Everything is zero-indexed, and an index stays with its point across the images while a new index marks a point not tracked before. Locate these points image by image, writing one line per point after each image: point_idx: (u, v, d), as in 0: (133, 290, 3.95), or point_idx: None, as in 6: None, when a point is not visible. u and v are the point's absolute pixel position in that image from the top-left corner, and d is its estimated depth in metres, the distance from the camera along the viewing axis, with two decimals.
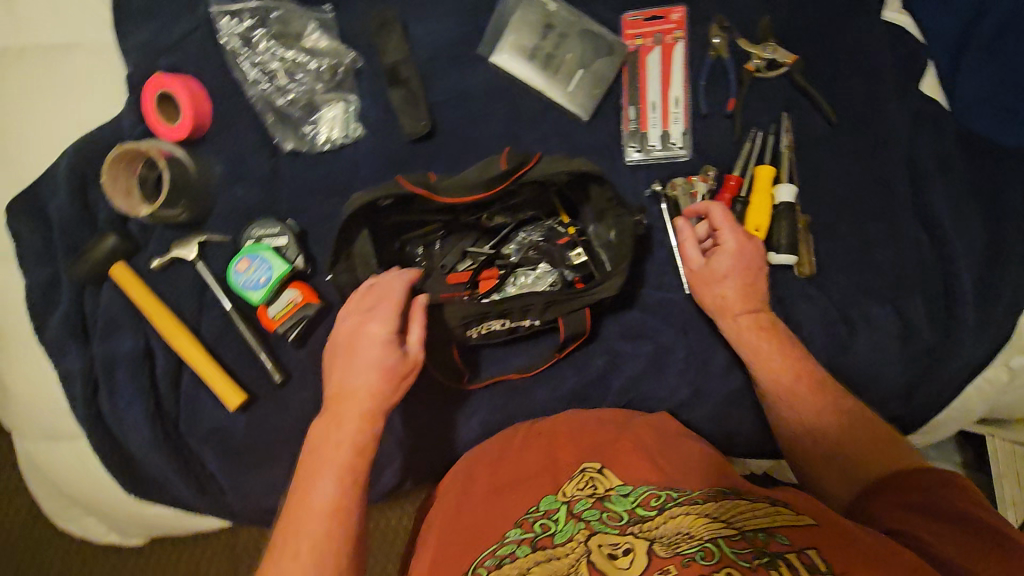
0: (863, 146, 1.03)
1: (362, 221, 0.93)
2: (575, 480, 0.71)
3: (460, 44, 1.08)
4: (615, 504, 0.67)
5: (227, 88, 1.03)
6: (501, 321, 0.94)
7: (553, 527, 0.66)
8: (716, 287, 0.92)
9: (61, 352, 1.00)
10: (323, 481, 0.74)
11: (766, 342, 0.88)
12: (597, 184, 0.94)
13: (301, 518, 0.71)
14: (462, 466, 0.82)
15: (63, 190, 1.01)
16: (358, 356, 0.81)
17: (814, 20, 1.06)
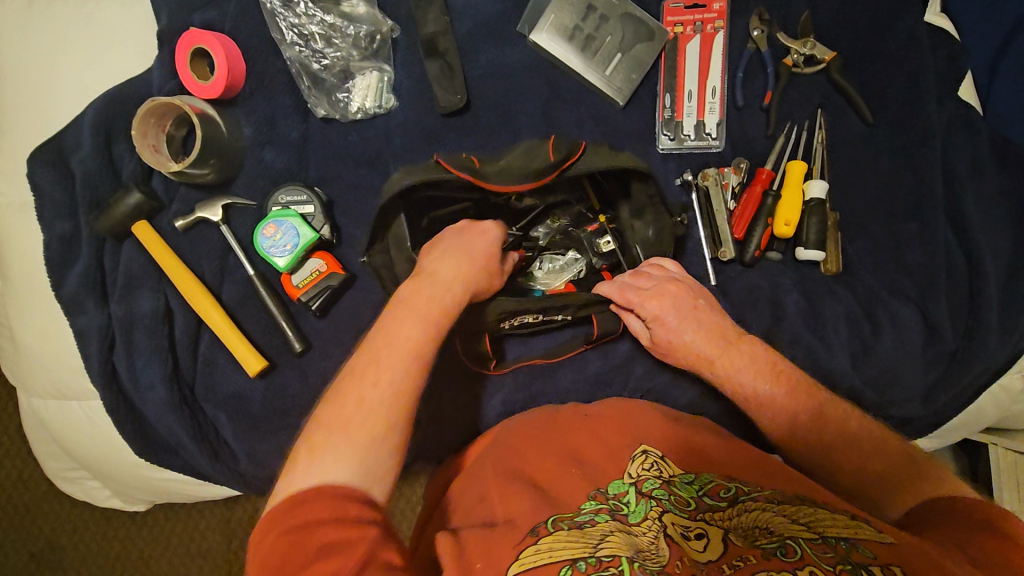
0: (898, 147, 1.03)
1: (399, 205, 0.92)
2: (638, 458, 0.72)
3: (499, 20, 1.06)
4: (683, 490, 0.68)
5: (261, 50, 1.01)
6: (534, 315, 0.94)
7: (626, 506, 0.66)
8: (688, 362, 0.89)
9: (78, 308, 0.98)
10: (403, 347, 0.74)
11: (768, 385, 0.83)
12: (638, 180, 0.93)
13: (381, 378, 0.71)
14: (510, 437, 0.82)
15: (88, 142, 0.98)
16: (462, 261, 0.84)
17: (858, 16, 1.05)
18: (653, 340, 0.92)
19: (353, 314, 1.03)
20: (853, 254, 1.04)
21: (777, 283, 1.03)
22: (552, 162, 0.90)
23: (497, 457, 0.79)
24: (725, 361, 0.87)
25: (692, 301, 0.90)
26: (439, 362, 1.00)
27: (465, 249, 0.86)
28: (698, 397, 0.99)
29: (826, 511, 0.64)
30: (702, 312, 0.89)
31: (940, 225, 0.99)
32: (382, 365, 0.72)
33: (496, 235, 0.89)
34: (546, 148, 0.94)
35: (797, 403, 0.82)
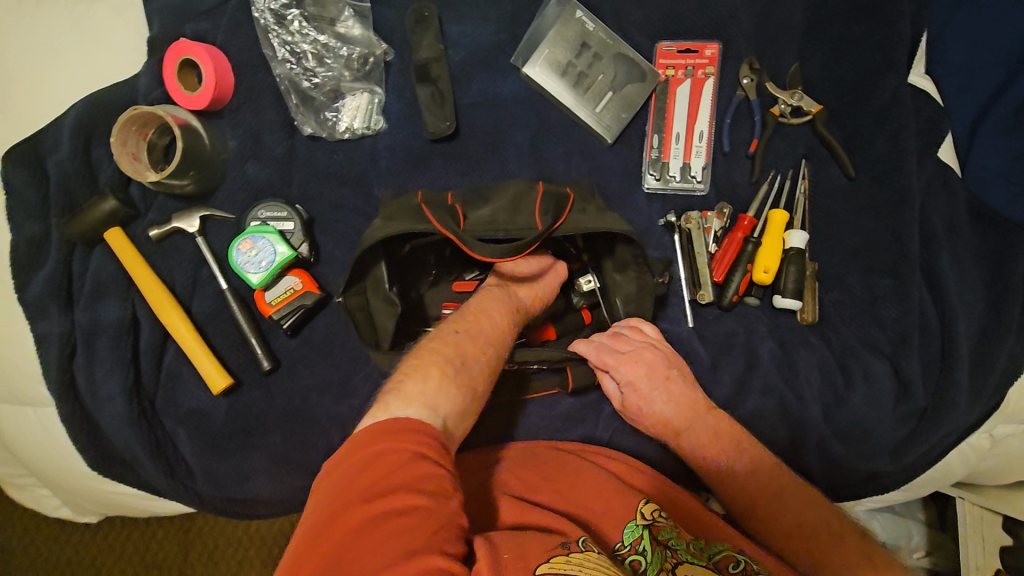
0: (879, 202, 1.03)
1: (380, 252, 0.91)
2: (653, 507, 0.79)
3: (494, 50, 1.07)
4: (697, 550, 0.73)
5: (252, 64, 1.01)
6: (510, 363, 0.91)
7: (643, 553, 0.70)
8: (653, 428, 0.90)
9: (41, 313, 0.96)
10: (483, 355, 0.80)
11: (734, 459, 0.85)
12: (625, 243, 0.93)
13: (459, 365, 0.76)
14: (536, 463, 0.87)
15: (67, 145, 0.96)
16: (535, 292, 0.92)
17: (845, 72, 1.07)
18: (622, 401, 0.93)
19: (326, 335, 1.02)
20: (829, 306, 1.04)
21: (753, 329, 1.03)
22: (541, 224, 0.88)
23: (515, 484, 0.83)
24: (688, 431, 0.88)
25: (665, 370, 0.90)
26: None
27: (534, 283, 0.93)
28: None
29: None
30: (675, 381, 0.90)
31: (915, 283, 1.00)
32: (467, 358, 0.77)
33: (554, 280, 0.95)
34: (534, 198, 0.93)
35: (753, 474, 0.83)
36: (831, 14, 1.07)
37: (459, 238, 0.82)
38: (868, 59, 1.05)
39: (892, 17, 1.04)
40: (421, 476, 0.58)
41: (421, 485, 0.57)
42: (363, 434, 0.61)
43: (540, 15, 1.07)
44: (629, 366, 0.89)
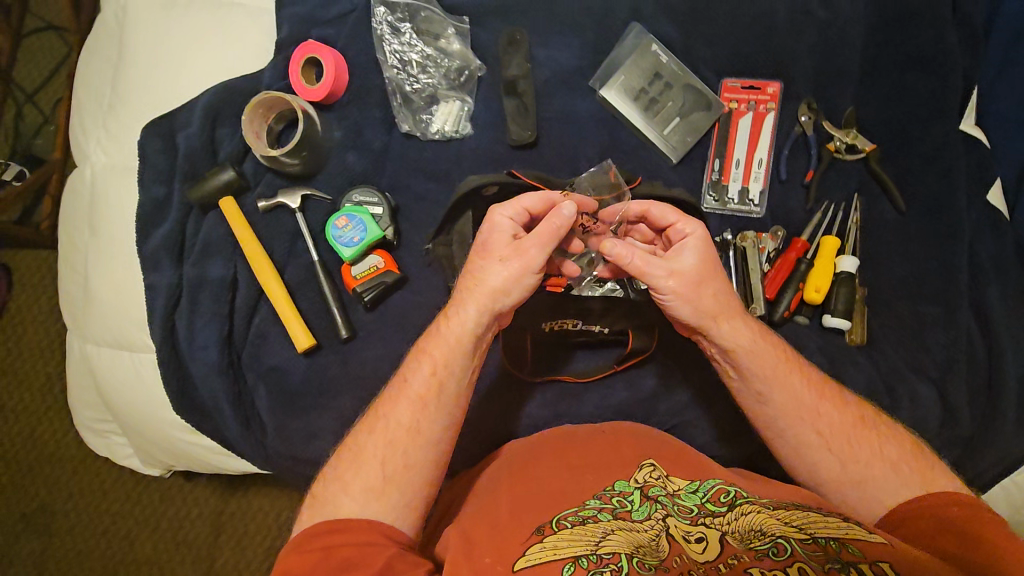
0: (929, 235, 1.10)
1: (466, 206, 1.05)
2: (646, 469, 0.82)
3: (575, 73, 1.18)
4: (685, 500, 0.77)
5: (364, 69, 1.15)
6: (573, 322, 1.05)
7: (630, 505, 0.76)
8: (707, 290, 0.83)
9: (155, 266, 1.08)
10: (395, 431, 0.81)
11: (781, 364, 0.85)
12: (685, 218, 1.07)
13: (389, 429, 0.81)
14: (524, 450, 0.92)
15: (197, 122, 1.10)
16: (479, 299, 0.83)
17: (900, 115, 1.15)
18: (684, 273, 0.82)
19: (399, 312, 1.10)
20: (876, 330, 1.09)
21: (802, 345, 1.08)
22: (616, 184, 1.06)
23: (515, 461, 0.90)
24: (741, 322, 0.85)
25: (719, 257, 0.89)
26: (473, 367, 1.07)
27: (475, 263, 0.85)
28: (714, 440, 1.05)
29: (818, 515, 0.73)
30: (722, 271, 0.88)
31: (963, 314, 1.05)
32: (377, 442, 0.81)
33: (495, 257, 0.83)
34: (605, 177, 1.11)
35: (776, 359, 0.85)
36: (889, 63, 1.16)
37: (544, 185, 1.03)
38: (923, 105, 1.13)
39: (947, 69, 1.13)
40: (347, 558, 0.71)
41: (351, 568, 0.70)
42: (297, 536, 0.75)
43: (619, 46, 1.19)
44: (670, 208, 0.87)
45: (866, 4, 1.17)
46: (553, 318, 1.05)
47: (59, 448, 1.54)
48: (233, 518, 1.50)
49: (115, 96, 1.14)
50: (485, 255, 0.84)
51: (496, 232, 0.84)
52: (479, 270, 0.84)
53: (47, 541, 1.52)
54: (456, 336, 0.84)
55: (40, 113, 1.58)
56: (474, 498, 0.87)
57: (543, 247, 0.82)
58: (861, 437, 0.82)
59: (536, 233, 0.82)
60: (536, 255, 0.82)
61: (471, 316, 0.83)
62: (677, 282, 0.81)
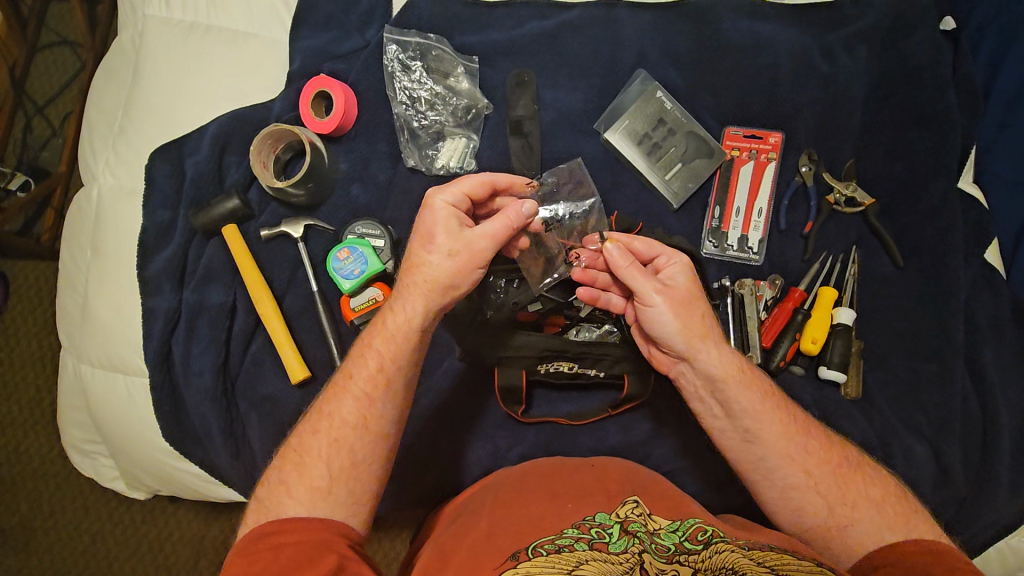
0: (927, 291, 1.10)
1: None
2: (630, 505, 0.82)
3: (582, 115, 1.20)
4: (664, 539, 0.76)
5: (374, 104, 1.17)
6: (569, 364, 1.03)
7: (608, 536, 0.76)
8: (696, 305, 0.86)
9: (154, 290, 1.08)
10: (341, 428, 0.81)
11: (767, 404, 0.86)
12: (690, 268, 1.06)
13: (332, 418, 0.81)
14: (512, 480, 0.93)
15: (206, 149, 1.11)
16: (426, 291, 0.82)
17: (899, 170, 1.16)
18: (675, 296, 0.85)
19: None
20: (873, 384, 1.09)
21: (797, 396, 1.08)
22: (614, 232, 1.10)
23: (500, 494, 0.90)
24: (725, 351, 0.87)
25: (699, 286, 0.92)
26: (470, 405, 1.07)
27: (418, 244, 0.83)
28: (708, 489, 1.04)
29: (792, 558, 0.71)
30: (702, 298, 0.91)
31: (960, 372, 1.05)
32: (322, 438, 0.80)
33: (439, 242, 0.81)
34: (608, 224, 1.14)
35: (753, 389, 0.86)
36: (887, 119, 1.19)
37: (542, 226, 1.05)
38: (922, 162, 1.15)
39: (946, 128, 1.14)
40: (292, 556, 0.71)
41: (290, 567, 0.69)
42: (245, 537, 0.75)
43: (624, 92, 1.21)
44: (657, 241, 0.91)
45: (867, 62, 1.20)
46: (546, 357, 1.02)
47: (44, 463, 1.52)
48: (217, 543, 1.47)
49: (126, 119, 1.16)
50: (428, 245, 0.82)
51: (437, 223, 0.82)
52: (420, 263, 0.83)
53: (25, 559, 1.50)
54: (403, 330, 0.83)
55: (49, 126, 1.60)
56: (454, 523, 0.87)
57: (497, 240, 0.82)
58: (820, 458, 0.84)
59: (491, 227, 0.82)
60: (486, 250, 0.82)
61: (417, 311, 0.82)
62: (667, 298, 0.84)
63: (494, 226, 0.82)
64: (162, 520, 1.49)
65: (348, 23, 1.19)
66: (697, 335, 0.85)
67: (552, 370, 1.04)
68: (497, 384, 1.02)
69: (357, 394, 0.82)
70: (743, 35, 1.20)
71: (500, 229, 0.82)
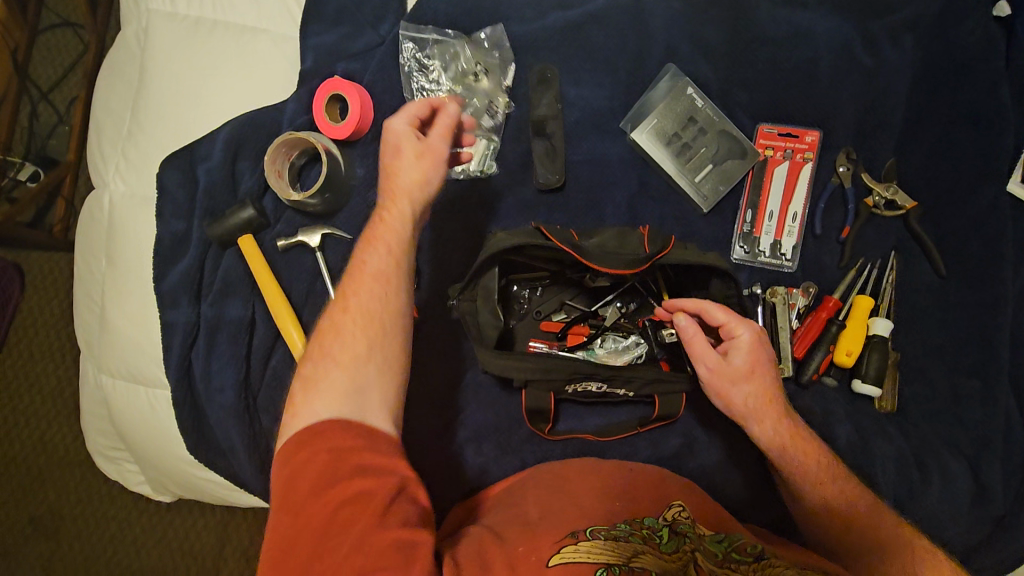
0: (971, 302, 1.06)
1: (493, 261, 0.96)
2: (677, 510, 0.80)
3: (607, 112, 1.15)
4: (713, 545, 0.74)
5: (390, 105, 1.12)
6: (597, 384, 0.99)
7: (660, 537, 0.73)
8: (762, 367, 0.86)
9: (172, 303, 1.06)
10: (362, 310, 0.79)
11: (809, 457, 0.86)
12: (720, 280, 0.99)
13: (344, 311, 0.79)
14: (550, 468, 0.90)
15: (219, 157, 1.08)
16: (408, 191, 0.84)
17: (944, 173, 1.10)
18: (716, 375, 0.87)
19: (418, 356, 1.07)
20: (908, 398, 1.06)
21: (832, 410, 1.04)
22: (648, 253, 0.95)
23: (543, 479, 0.87)
24: (776, 422, 0.86)
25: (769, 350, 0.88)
26: (495, 419, 1.06)
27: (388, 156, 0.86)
28: (739, 506, 1.02)
29: None
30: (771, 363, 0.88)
31: (1002, 388, 1.01)
32: (346, 321, 0.78)
33: (407, 140, 0.85)
34: (639, 235, 1.01)
35: (798, 448, 0.86)
36: (934, 116, 1.12)
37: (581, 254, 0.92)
38: (970, 163, 1.09)
39: (997, 128, 1.08)
40: (358, 468, 0.68)
41: (359, 473, 0.67)
42: (292, 443, 0.70)
43: (652, 89, 1.15)
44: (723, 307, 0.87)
45: (913, 54, 1.12)
46: (576, 380, 0.98)
47: (71, 452, 1.54)
48: (241, 534, 1.50)
49: (135, 123, 1.12)
50: (397, 156, 0.85)
51: (399, 137, 0.85)
52: (398, 170, 0.85)
53: (55, 546, 1.53)
54: (397, 226, 0.83)
55: (55, 112, 1.54)
56: (493, 518, 0.82)
57: (446, 140, 0.86)
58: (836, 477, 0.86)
59: (437, 130, 0.86)
60: (445, 145, 0.86)
61: (403, 207, 0.84)
62: (711, 376, 0.87)
63: (444, 126, 0.87)
64: (188, 512, 1.51)
65: (360, 17, 1.13)
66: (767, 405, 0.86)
67: (582, 389, 1.01)
68: (525, 405, 0.99)
69: (362, 280, 0.81)
70: (781, 26, 1.13)
71: (447, 123, 0.87)
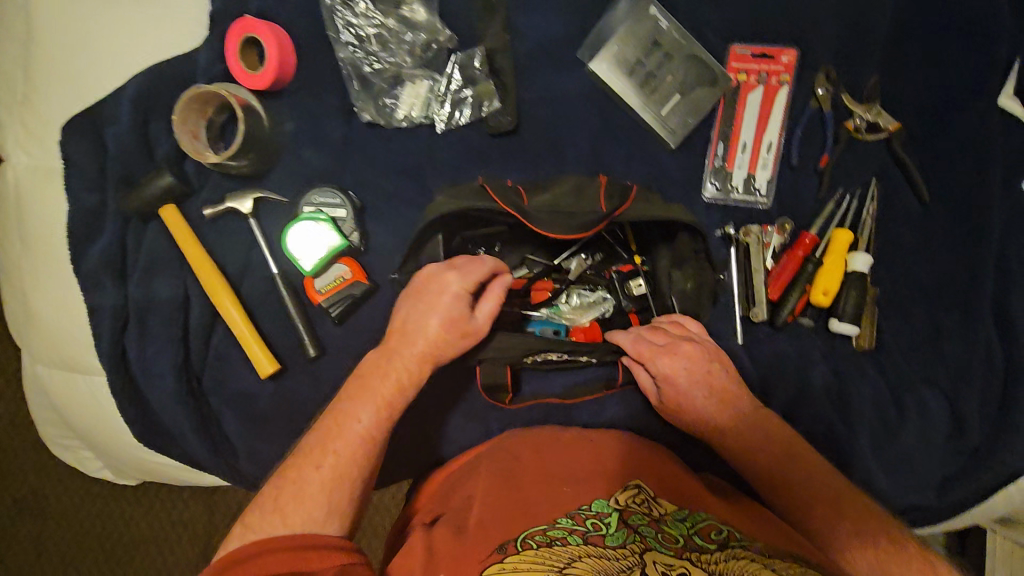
0: (954, 230, 0.99)
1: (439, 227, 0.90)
2: (632, 492, 0.74)
3: (561, 43, 1.03)
4: (670, 528, 0.68)
5: (317, 48, 1.00)
6: (558, 354, 0.92)
7: (604, 529, 0.68)
8: (707, 373, 0.87)
9: (94, 286, 0.96)
10: (339, 449, 0.74)
11: (772, 456, 0.80)
12: (687, 234, 0.92)
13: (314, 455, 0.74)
14: (505, 449, 0.85)
15: (127, 118, 0.96)
16: (426, 349, 0.82)
17: (931, 90, 1.01)
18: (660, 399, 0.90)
19: (372, 325, 1.00)
20: (888, 335, 1.01)
21: (808, 353, 1.00)
22: (605, 209, 0.87)
23: (495, 462, 0.82)
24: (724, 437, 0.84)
25: (707, 364, 0.87)
26: (458, 385, 1.01)
27: (411, 306, 0.83)
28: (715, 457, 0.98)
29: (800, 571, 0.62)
30: (715, 376, 0.87)
31: (984, 318, 0.97)
32: (322, 465, 0.73)
33: (450, 307, 0.82)
34: (596, 188, 0.92)
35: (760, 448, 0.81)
36: (919, 26, 1.01)
37: (528, 219, 0.84)
38: (956, 78, 1.00)
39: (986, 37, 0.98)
40: None
41: None
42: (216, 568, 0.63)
43: (608, 14, 1.03)
44: (647, 335, 0.90)
45: None
46: (534, 353, 0.92)
47: None
48: None
49: (27, 85, 0.98)
50: (429, 313, 0.82)
51: (439, 291, 0.82)
52: (424, 324, 0.82)
53: None
54: (397, 374, 0.81)
55: None
56: (443, 518, 0.78)
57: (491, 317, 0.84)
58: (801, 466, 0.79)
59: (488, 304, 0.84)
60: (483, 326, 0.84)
61: (410, 364, 0.81)
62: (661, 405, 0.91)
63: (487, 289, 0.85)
64: None
65: None
66: (726, 408, 0.86)
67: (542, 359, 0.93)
68: (480, 382, 0.93)
69: (358, 440, 0.76)
70: None
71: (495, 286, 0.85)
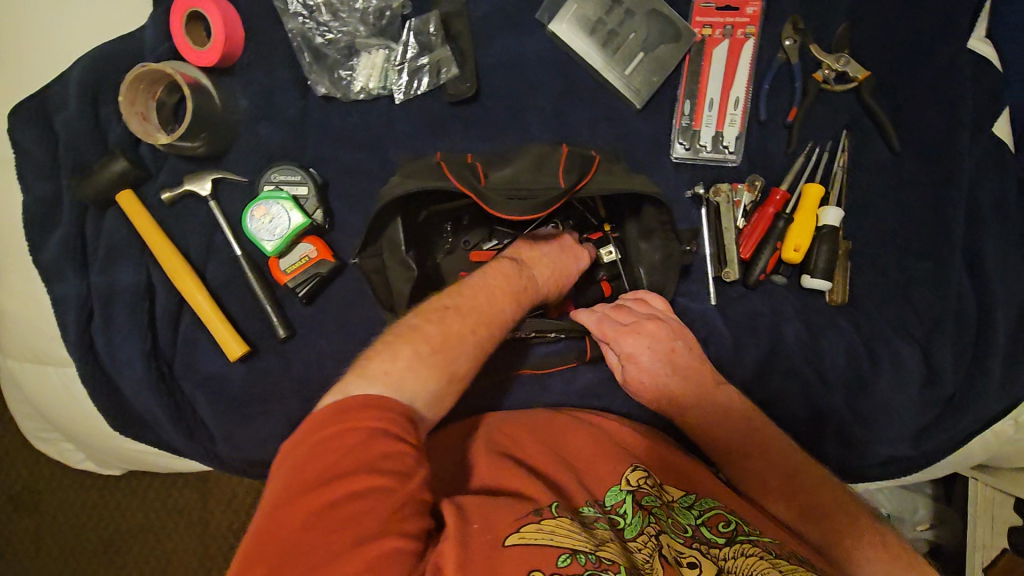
0: (924, 178, 0.98)
1: (398, 209, 0.88)
2: (642, 473, 0.72)
3: (518, 5, 1.00)
4: (682, 517, 0.68)
5: (267, 21, 0.97)
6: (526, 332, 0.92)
7: (623, 518, 0.65)
8: (672, 351, 0.87)
9: (57, 276, 0.95)
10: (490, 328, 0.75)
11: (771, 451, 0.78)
12: (652, 206, 0.90)
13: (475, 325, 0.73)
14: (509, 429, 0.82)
15: (76, 103, 0.94)
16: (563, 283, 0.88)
17: (898, 36, 0.99)
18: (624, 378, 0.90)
19: (340, 302, 0.99)
20: (861, 288, 1.00)
21: (781, 310, 0.99)
22: (565, 184, 0.86)
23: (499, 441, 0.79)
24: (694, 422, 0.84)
25: (669, 342, 0.87)
26: None
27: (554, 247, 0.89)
28: None
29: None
30: (679, 354, 0.87)
31: (955, 265, 0.96)
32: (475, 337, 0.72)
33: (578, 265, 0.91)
34: (558, 158, 0.91)
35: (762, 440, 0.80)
36: None
37: (482, 197, 0.82)
38: (922, 22, 0.98)
39: None
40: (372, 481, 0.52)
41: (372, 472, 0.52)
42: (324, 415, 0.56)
43: None
44: (614, 314, 0.88)
45: None
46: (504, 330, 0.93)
47: None
48: None
49: None
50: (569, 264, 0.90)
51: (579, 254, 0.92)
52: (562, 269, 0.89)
53: None
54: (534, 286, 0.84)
55: None
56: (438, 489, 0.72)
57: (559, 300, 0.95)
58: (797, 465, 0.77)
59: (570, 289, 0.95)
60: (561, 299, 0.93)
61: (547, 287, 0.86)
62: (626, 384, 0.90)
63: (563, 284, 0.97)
64: None
65: None
66: (689, 385, 0.85)
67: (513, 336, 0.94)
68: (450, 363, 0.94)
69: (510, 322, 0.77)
70: None
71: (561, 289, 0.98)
